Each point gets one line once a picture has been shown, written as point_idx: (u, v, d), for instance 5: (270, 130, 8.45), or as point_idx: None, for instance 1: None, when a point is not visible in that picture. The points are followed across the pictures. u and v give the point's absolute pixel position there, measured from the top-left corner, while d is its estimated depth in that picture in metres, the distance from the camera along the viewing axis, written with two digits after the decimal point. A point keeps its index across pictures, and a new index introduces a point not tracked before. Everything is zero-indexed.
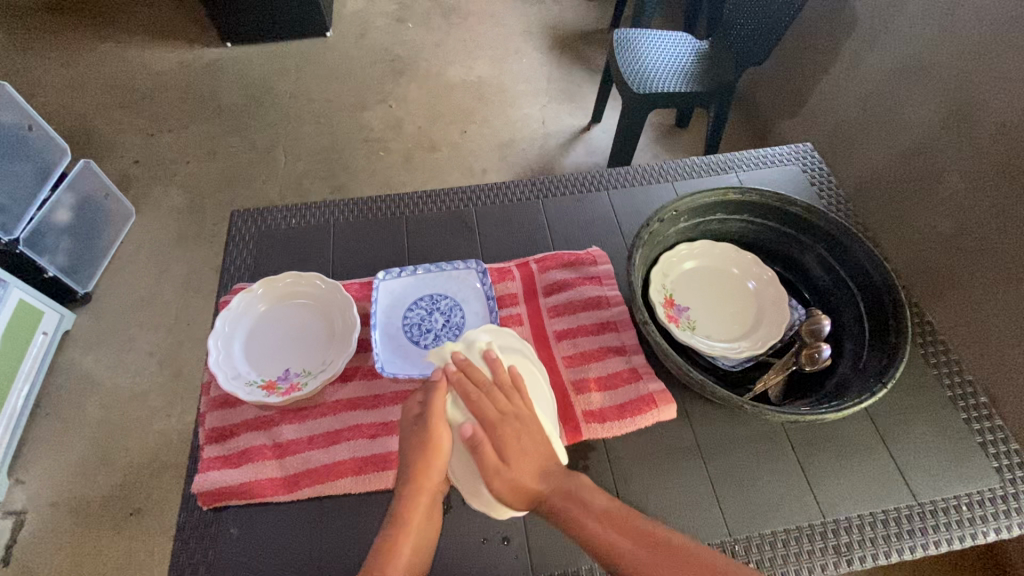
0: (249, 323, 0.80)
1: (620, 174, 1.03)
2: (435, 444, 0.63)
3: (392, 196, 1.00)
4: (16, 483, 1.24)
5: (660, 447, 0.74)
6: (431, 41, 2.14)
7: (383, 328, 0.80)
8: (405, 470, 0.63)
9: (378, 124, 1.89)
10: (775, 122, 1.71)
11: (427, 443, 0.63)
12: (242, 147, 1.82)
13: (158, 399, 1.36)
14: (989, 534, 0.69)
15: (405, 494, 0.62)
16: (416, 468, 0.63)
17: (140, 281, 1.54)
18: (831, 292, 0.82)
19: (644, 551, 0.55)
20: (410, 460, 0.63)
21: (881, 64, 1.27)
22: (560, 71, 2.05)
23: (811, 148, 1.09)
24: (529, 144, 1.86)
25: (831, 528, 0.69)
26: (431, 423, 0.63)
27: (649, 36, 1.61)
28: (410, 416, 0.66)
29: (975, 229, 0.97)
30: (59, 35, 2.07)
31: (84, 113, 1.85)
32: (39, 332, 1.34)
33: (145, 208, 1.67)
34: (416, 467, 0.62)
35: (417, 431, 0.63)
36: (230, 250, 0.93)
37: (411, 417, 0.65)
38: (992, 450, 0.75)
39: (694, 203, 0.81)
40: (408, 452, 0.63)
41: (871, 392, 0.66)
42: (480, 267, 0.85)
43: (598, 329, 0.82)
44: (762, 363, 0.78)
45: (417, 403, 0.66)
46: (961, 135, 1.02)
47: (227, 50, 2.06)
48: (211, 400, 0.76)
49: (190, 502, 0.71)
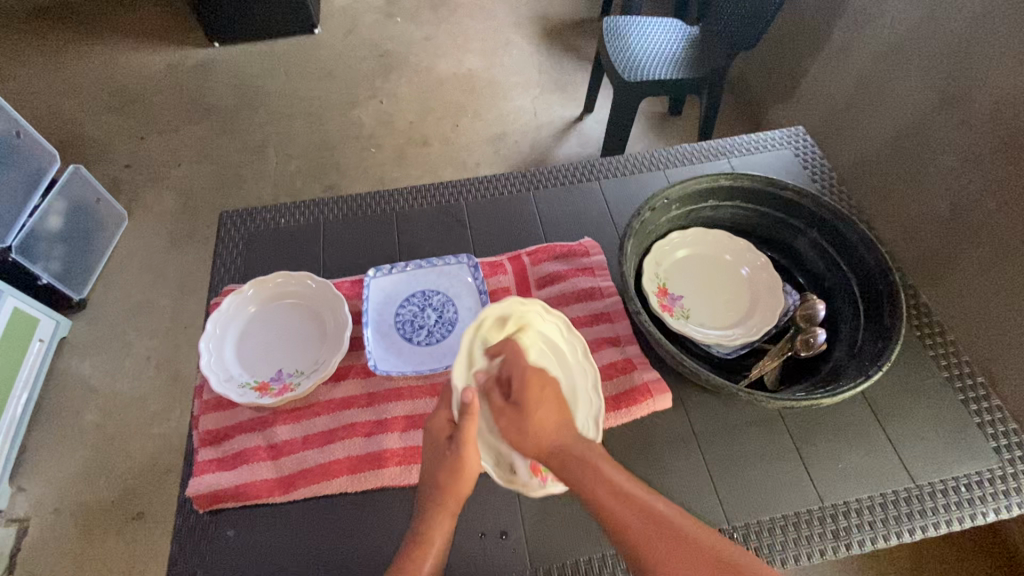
0: (241, 325, 0.80)
1: (611, 163, 1.02)
2: (468, 468, 0.61)
3: (380, 192, 1.00)
4: (18, 491, 1.24)
5: (657, 436, 0.73)
6: (420, 36, 2.12)
7: (375, 325, 0.79)
8: (430, 492, 0.61)
9: (369, 120, 1.88)
10: (767, 107, 1.70)
11: (456, 465, 0.60)
12: (232, 148, 1.81)
13: (157, 403, 1.36)
14: (989, 514, 0.69)
15: (427, 515, 0.60)
16: (440, 490, 0.61)
17: (134, 286, 1.53)
18: (825, 276, 0.81)
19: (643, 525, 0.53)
20: (439, 482, 0.61)
21: (875, 43, 1.25)
22: (550, 62, 2.04)
23: (804, 131, 1.08)
24: (522, 136, 1.84)
25: (830, 513, 0.68)
26: (465, 447, 0.60)
27: (639, 23, 1.59)
28: (441, 435, 0.63)
29: (968, 210, 0.96)
30: (45, 40, 2.05)
31: (74, 118, 1.84)
32: (35, 340, 1.34)
33: (138, 211, 1.66)
34: (445, 488, 0.61)
35: (451, 455, 0.60)
36: (219, 252, 0.92)
37: (440, 437, 0.63)
38: (991, 431, 0.75)
39: (684, 191, 0.80)
40: (435, 475, 0.61)
41: (865, 375, 0.66)
42: (470, 261, 0.84)
43: (592, 321, 0.81)
44: (758, 349, 0.77)
45: (449, 425, 0.63)
46: (953, 115, 1.01)
47: (215, 50, 2.04)
48: (205, 403, 0.76)
49: (186, 505, 0.71)
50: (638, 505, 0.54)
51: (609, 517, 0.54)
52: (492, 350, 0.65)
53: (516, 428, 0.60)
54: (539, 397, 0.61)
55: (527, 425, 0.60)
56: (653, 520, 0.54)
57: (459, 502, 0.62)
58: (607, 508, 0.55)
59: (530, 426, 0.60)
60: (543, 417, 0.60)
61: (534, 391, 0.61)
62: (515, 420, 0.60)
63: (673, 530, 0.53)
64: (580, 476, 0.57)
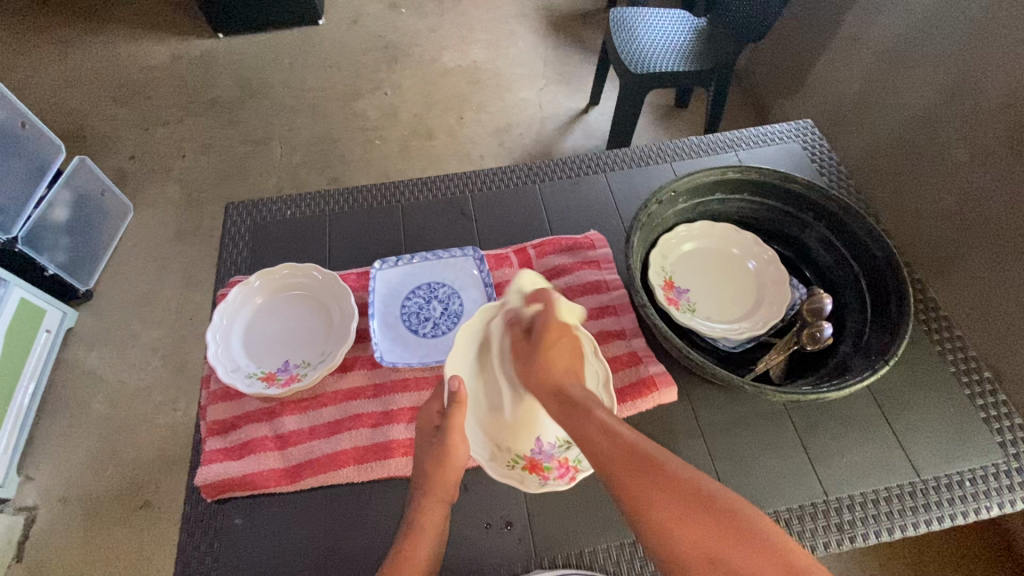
0: (247, 316, 0.80)
1: (617, 156, 1.02)
2: (453, 455, 0.62)
3: (385, 184, 0.99)
4: (26, 480, 1.25)
5: (662, 429, 0.74)
6: (424, 27, 2.11)
7: (381, 317, 0.79)
8: (419, 480, 0.63)
9: (373, 112, 1.87)
10: (774, 99, 1.69)
11: (443, 452, 0.62)
12: (237, 139, 1.80)
13: (163, 394, 1.37)
14: (993, 509, 0.69)
15: (418, 502, 0.61)
16: (427, 477, 0.62)
17: (140, 278, 1.54)
18: (832, 270, 0.81)
19: (624, 461, 0.50)
20: (425, 471, 0.62)
21: (884, 35, 1.24)
22: (556, 54, 2.02)
23: (812, 124, 1.07)
24: (527, 129, 1.84)
25: (834, 506, 0.69)
26: (450, 434, 0.62)
27: (646, 14, 1.58)
28: (427, 428, 0.65)
29: (976, 204, 0.96)
30: (48, 30, 2.05)
31: (79, 109, 1.84)
32: (42, 330, 1.34)
33: (143, 203, 1.67)
34: (432, 476, 0.62)
35: (436, 444, 0.63)
36: (225, 244, 0.92)
37: (427, 428, 0.65)
38: (996, 426, 0.74)
39: (693, 184, 0.80)
40: (421, 464, 0.63)
41: (872, 369, 0.66)
42: (476, 254, 0.84)
43: (598, 314, 0.81)
44: (764, 343, 0.77)
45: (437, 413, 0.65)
46: (963, 108, 1.01)
47: (219, 41, 2.04)
48: (212, 393, 0.76)
49: (194, 494, 0.71)
50: (620, 443, 0.52)
51: (595, 461, 0.52)
52: (530, 295, 0.69)
53: (526, 364, 0.63)
54: (552, 343, 0.64)
55: (535, 362, 0.63)
56: (632, 453, 0.51)
57: (449, 488, 0.63)
58: (596, 446, 0.53)
59: (538, 363, 0.62)
60: (554, 359, 0.63)
61: (553, 334, 0.64)
62: (528, 358, 0.64)
63: (647, 462, 0.50)
64: (574, 414, 0.57)
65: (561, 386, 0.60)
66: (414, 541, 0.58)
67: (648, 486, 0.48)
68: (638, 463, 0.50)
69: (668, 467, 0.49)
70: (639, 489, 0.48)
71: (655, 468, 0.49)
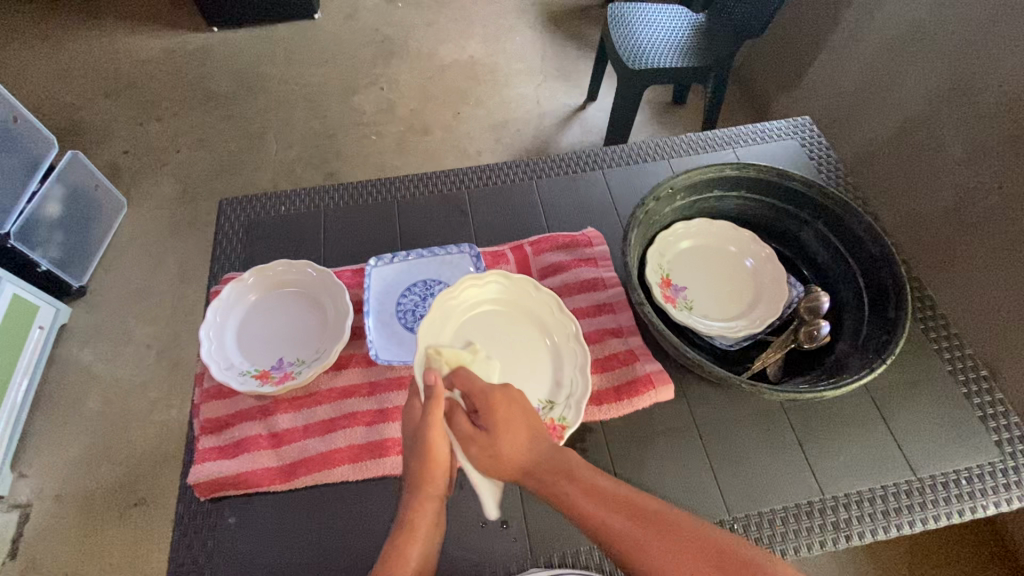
0: (241, 313, 0.79)
1: (615, 152, 1.01)
2: (434, 450, 0.58)
3: (380, 180, 0.99)
4: (20, 477, 1.24)
5: (659, 428, 0.73)
6: (421, 21, 2.09)
7: (376, 315, 0.79)
8: (409, 475, 0.59)
9: (370, 107, 1.86)
10: (773, 96, 1.68)
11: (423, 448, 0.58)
12: (232, 134, 1.79)
13: (158, 390, 1.36)
14: (989, 507, 0.69)
15: (410, 500, 0.59)
16: (419, 477, 0.59)
17: (134, 274, 1.53)
18: (829, 268, 0.80)
19: (629, 524, 0.52)
20: (413, 468, 0.59)
21: (884, 31, 1.24)
22: (554, 49, 2.01)
23: (810, 121, 1.07)
24: (524, 125, 1.83)
25: (831, 505, 0.68)
26: (427, 429, 0.57)
27: (645, 10, 1.57)
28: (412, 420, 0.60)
29: (973, 203, 0.96)
30: (40, 24, 2.03)
31: (72, 104, 1.83)
32: (36, 326, 1.33)
33: (137, 198, 1.65)
34: (421, 471, 0.59)
35: (418, 439, 0.58)
36: (219, 241, 0.91)
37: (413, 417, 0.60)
38: (993, 425, 0.74)
39: (690, 180, 0.80)
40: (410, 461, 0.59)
41: (870, 367, 0.65)
42: (473, 251, 0.84)
43: (595, 312, 0.81)
44: (761, 342, 0.77)
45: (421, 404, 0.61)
46: (962, 105, 1.00)
47: (214, 35, 2.02)
48: (206, 391, 0.76)
49: (188, 493, 0.71)
50: (621, 506, 0.53)
51: (596, 527, 0.53)
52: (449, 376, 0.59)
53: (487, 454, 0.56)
54: (506, 420, 0.57)
55: (496, 449, 0.56)
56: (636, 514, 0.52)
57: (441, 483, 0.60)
58: (593, 513, 0.53)
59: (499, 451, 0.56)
60: (513, 436, 0.57)
61: (501, 410, 0.57)
62: (484, 443, 0.57)
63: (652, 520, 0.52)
64: (565, 488, 0.55)
65: (532, 469, 0.57)
66: (408, 541, 0.57)
67: (657, 546, 0.50)
68: (642, 526, 0.51)
69: (666, 517, 0.52)
70: (646, 544, 0.50)
71: (658, 525, 0.51)
